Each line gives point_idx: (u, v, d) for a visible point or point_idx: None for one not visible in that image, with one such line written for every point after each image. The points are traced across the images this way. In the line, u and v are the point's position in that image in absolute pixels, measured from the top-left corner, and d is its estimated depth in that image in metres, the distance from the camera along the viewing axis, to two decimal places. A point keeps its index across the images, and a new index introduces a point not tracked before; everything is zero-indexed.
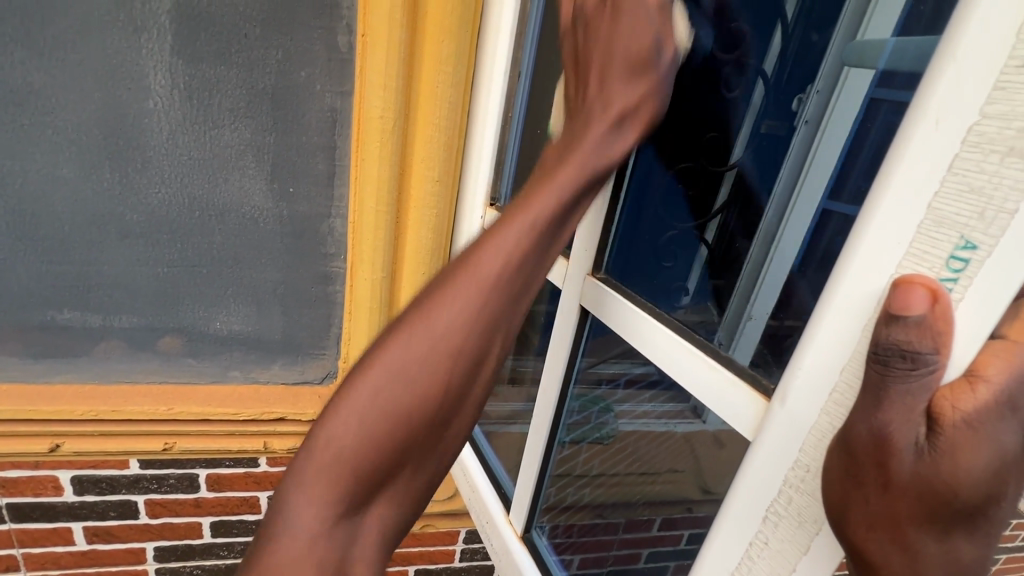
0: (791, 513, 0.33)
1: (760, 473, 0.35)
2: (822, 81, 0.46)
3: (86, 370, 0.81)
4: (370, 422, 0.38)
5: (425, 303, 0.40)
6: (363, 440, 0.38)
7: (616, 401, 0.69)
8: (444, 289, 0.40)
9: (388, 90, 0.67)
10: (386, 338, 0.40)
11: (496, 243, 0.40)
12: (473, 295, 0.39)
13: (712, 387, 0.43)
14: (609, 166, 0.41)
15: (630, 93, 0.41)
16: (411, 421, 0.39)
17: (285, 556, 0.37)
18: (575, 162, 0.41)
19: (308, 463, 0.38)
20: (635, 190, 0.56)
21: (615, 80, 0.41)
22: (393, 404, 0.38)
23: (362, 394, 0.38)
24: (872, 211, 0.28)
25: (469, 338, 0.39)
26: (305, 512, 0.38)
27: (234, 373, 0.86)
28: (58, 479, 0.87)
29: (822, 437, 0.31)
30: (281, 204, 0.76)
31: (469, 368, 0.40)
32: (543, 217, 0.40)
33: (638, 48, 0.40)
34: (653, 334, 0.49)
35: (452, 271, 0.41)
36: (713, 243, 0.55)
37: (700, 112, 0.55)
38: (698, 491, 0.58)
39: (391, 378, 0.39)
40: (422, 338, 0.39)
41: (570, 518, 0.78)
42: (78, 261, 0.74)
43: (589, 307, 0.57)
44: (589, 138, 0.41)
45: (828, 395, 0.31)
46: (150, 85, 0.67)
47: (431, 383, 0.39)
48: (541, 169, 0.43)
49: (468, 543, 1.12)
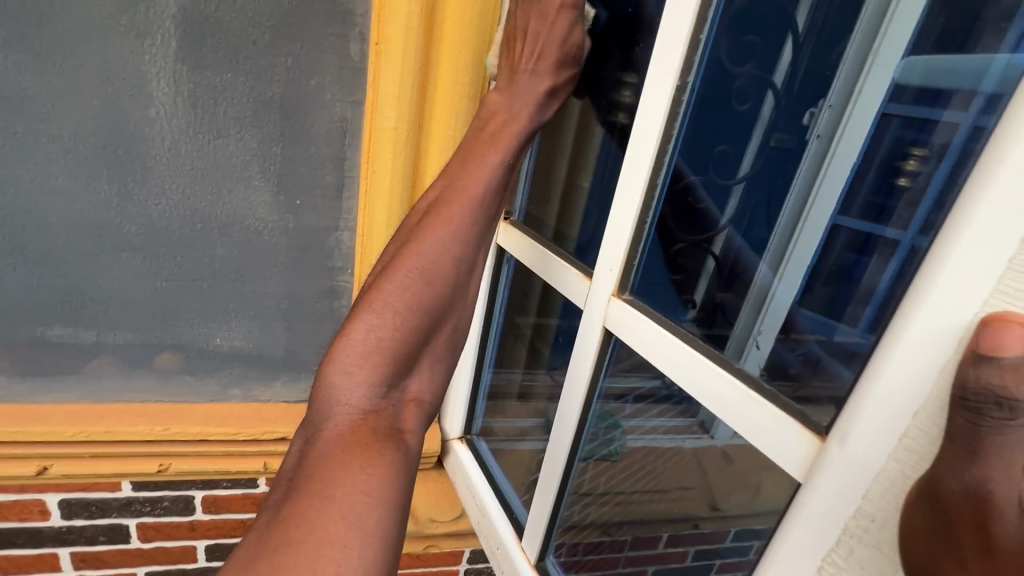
0: (852, 566, 0.31)
1: (816, 521, 0.32)
2: (834, 97, 0.51)
3: (77, 389, 0.78)
4: (406, 307, 0.48)
5: (415, 232, 0.51)
6: (382, 335, 0.48)
7: (624, 417, 0.64)
8: (433, 215, 0.52)
9: (402, 100, 0.65)
10: (388, 263, 0.51)
11: (471, 176, 0.53)
12: (456, 223, 0.51)
13: (753, 420, 0.39)
14: (536, 124, 0.56)
15: (555, 73, 0.54)
16: (424, 321, 0.49)
17: (337, 429, 0.45)
18: (520, 117, 0.54)
19: (344, 359, 0.47)
20: (664, 208, 0.52)
21: (547, 56, 0.54)
22: (421, 294, 0.49)
23: (396, 285, 0.49)
24: (951, 241, 0.26)
25: (460, 251, 0.51)
26: (350, 392, 0.46)
27: (235, 391, 0.83)
28: (45, 502, 0.83)
29: (891, 485, 0.29)
30: (287, 216, 0.73)
31: (459, 280, 0.51)
32: (505, 159, 0.53)
33: (565, 38, 0.53)
34: (681, 360, 0.46)
35: (436, 210, 0.52)
36: (720, 255, 0.57)
37: (716, 125, 0.52)
38: (707, 507, 0.64)
39: (397, 288, 0.49)
40: (439, 240, 0.50)
41: (575, 536, 0.74)
42: (73, 275, 0.71)
43: (612, 328, 0.54)
44: (518, 96, 0.55)
45: (897, 441, 0.28)
46: (152, 93, 0.64)
47: (446, 275, 0.50)
48: (488, 122, 0.55)
49: (472, 564, 1.09)
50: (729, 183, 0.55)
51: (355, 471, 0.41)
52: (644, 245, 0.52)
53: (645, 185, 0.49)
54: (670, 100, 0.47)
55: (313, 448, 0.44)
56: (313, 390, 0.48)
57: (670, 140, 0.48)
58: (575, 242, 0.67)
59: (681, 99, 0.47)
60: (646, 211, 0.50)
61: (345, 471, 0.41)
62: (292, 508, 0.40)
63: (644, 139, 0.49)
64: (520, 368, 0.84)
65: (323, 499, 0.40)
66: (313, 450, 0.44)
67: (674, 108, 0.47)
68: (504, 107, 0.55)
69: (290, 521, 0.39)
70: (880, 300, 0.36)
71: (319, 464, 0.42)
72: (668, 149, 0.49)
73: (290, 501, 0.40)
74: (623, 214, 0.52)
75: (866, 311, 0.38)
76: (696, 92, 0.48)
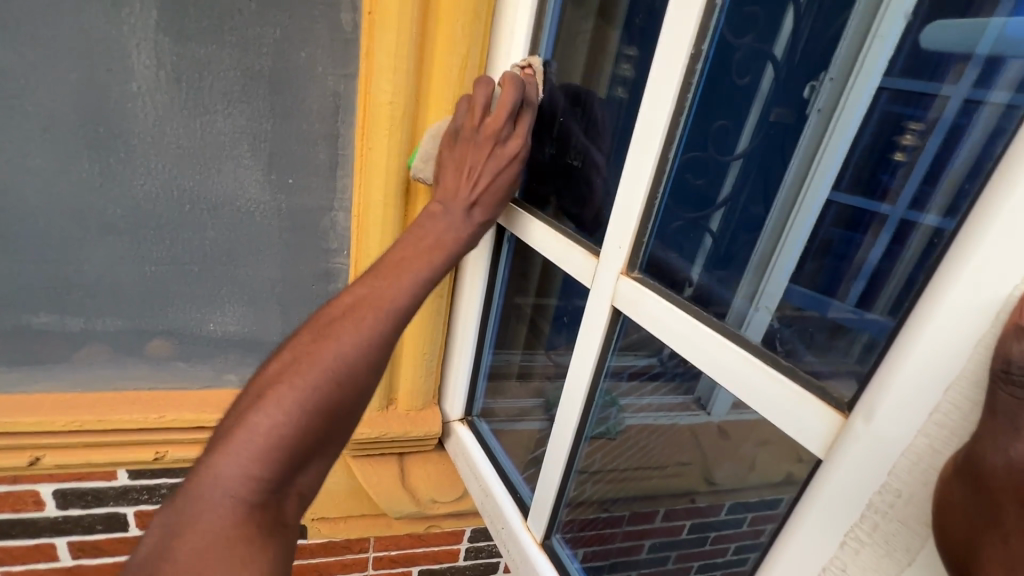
0: (875, 541, 0.31)
1: (840, 495, 0.32)
2: (835, 68, 0.47)
3: (67, 377, 0.75)
4: (310, 409, 0.47)
5: (336, 325, 0.51)
6: (283, 434, 0.45)
7: (621, 394, 0.63)
8: (349, 316, 0.51)
9: (398, 74, 0.62)
10: (298, 355, 0.49)
11: (391, 291, 0.54)
12: (375, 329, 0.52)
13: (772, 397, 0.38)
14: (462, 243, 0.60)
15: (491, 205, 0.60)
16: (326, 419, 0.48)
17: (212, 523, 0.40)
18: (453, 239, 0.59)
19: (236, 447, 0.43)
20: (674, 184, 0.50)
21: (489, 192, 0.60)
22: (327, 395, 0.48)
23: (304, 383, 0.47)
24: (991, 215, 0.25)
25: (373, 356, 0.51)
26: (237, 484, 0.42)
27: (230, 377, 0.81)
28: (39, 493, 0.81)
29: (919, 460, 0.28)
30: (280, 196, 0.70)
31: (367, 384, 0.51)
32: (429, 273, 0.57)
33: (506, 179, 0.60)
34: (695, 338, 0.45)
35: (348, 314, 0.51)
36: (717, 233, 0.53)
37: (717, 99, 0.50)
38: (704, 481, 0.67)
39: (309, 386, 0.47)
40: (357, 343, 0.50)
41: (574, 513, 0.74)
42: (57, 260, 0.68)
43: (621, 308, 0.53)
44: (458, 222, 0.59)
45: (929, 416, 0.28)
46: (134, 66, 0.60)
47: (355, 380, 0.50)
48: (421, 237, 0.58)
49: (473, 542, 1.10)
50: (726, 160, 0.52)
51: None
52: (655, 220, 0.51)
53: (656, 161, 0.48)
54: (685, 69, 0.45)
55: (179, 541, 0.40)
56: (193, 470, 0.44)
57: (683, 112, 0.47)
58: (577, 218, 0.64)
59: (694, 68, 0.45)
60: (656, 187, 0.49)
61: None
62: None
63: (655, 111, 0.47)
64: (519, 347, 0.83)
65: None
66: (179, 543, 0.40)
67: (687, 79, 0.45)
68: (438, 228, 0.59)
69: None
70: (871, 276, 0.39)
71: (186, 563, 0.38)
72: (681, 120, 0.47)
73: None
74: (633, 191, 0.50)
75: (854, 286, 0.41)
76: (709, 62, 0.46)
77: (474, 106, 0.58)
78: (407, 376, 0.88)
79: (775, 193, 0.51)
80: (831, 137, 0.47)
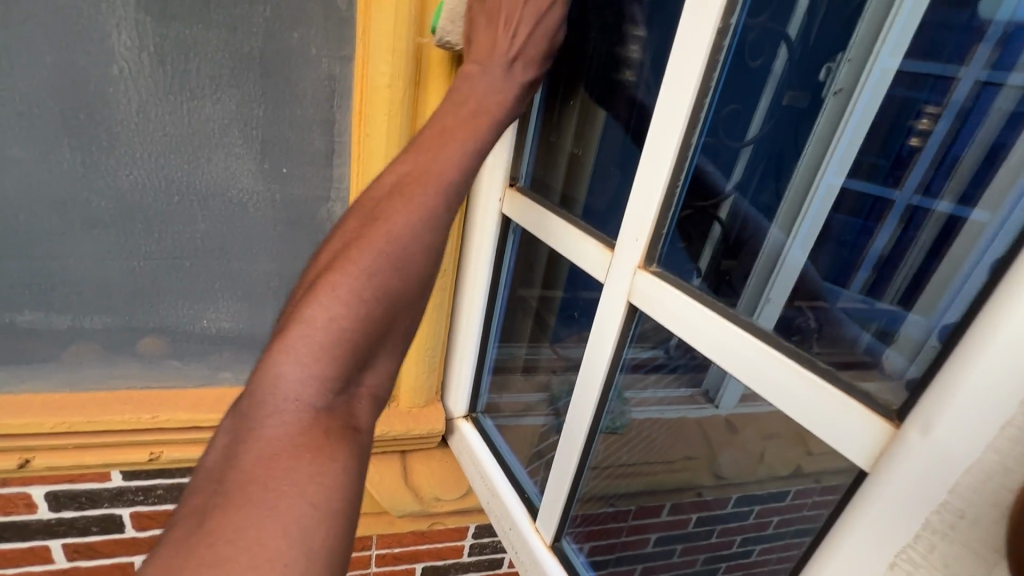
0: (932, 565, 0.28)
1: (893, 512, 0.29)
2: (854, 47, 0.46)
3: (55, 377, 0.72)
4: (367, 296, 0.42)
5: (382, 209, 0.45)
6: (343, 326, 0.41)
7: (630, 387, 0.60)
8: (398, 197, 0.45)
9: (396, 54, 0.58)
10: (349, 242, 0.44)
11: (438, 163, 0.47)
12: (429, 206, 0.45)
13: (810, 402, 0.36)
14: (510, 108, 0.51)
15: (537, 61, 0.51)
16: (388, 309, 0.43)
17: (279, 428, 0.38)
18: (496, 100, 0.50)
19: (293, 346, 0.40)
20: (696, 172, 0.47)
21: (534, 40, 0.51)
22: (385, 285, 0.43)
23: (356, 270, 0.42)
24: None
25: (433, 237, 0.46)
26: (298, 387, 0.39)
27: (225, 375, 0.78)
28: (30, 495, 0.78)
29: (987, 480, 0.25)
30: (273, 185, 0.67)
31: (428, 266, 0.46)
32: (477, 146, 0.48)
33: (550, 31, 0.51)
34: (722, 335, 0.41)
35: (398, 190, 0.46)
36: (725, 221, 0.51)
37: (730, 84, 0.45)
38: (710, 478, 0.76)
39: (362, 272, 0.42)
40: (410, 221, 0.44)
41: (585, 508, 0.70)
42: (40, 255, 0.65)
43: (638, 303, 0.49)
44: (500, 78, 0.50)
45: (1001, 429, 0.25)
46: (115, 47, 0.57)
47: (414, 266, 0.45)
48: (460, 102, 0.50)
49: (477, 539, 1.08)
50: (737, 147, 0.49)
51: (303, 477, 0.35)
52: (675, 211, 0.47)
53: (678, 146, 0.44)
54: (710, 46, 0.41)
55: (248, 445, 0.37)
56: (252, 376, 0.41)
57: (708, 94, 0.43)
58: (587, 207, 0.61)
59: (721, 44, 0.41)
60: (677, 176, 0.45)
61: (291, 478, 0.35)
62: (217, 526, 0.33)
63: (677, 92, 0.43)
64: (526, 342, 0.81)
65: (265, 508, 0.34)
66: (245, 451, 0.37)
67: (714, 56, 0.41)
68: (481, 87, 0.50)
69: (221, 536, 0.33)
70: (878, 263, 0.45)
71: (255, 468, 0.36)
72: (705, 103, 0.43)
73: (217, 511, 0.34)
74: (652, 180, 0.46)
75: (860, 273, 0.46)
76: (736, 38, 0.42)
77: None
78: (408, 371, 0.85)
79: (785, 175, 0.50)
80: (850, 119, 0.47)
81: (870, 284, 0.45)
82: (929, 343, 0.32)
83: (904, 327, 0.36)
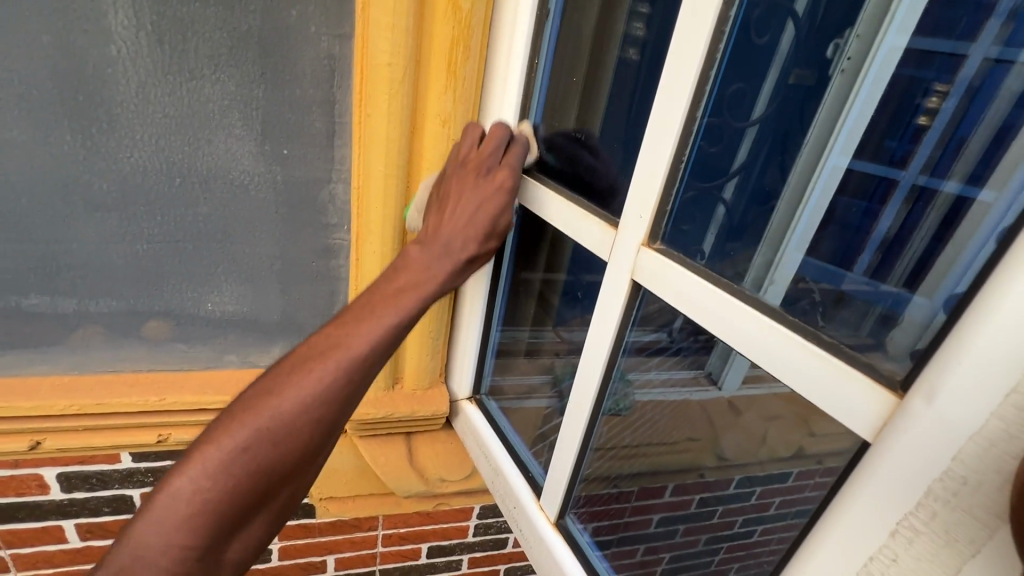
0: (932, 531, 0.28)
1: (893, 482, 0.30)
2: (862, 25, 0.46)
3: (63, 360, 0.73)
4: (242, 470, 0.46)
5: (283, 380, 0.48)
6: (211, 495, 0.45)
7: (633, 371, 0.61)
8: (290, 368, 0.49)
9: (396, 31, 0.58)
10: (237, 412, 0.48)
11: (353, 337, 0.50)
12: (321, 381, 0.48)
13: (811, 378, 0.36)
14: (443, 286, 0.57)
15: (474, 242, 0.57)
16: (263, 480, 0.47)
17: None
18: (420, 280, 0.55)
19: (157, 516, 0.44)
20: (703, 148, 0.46)
21: (476, 223, 0.57)
22: (260, 460, 0.46)
23: (235, 443, 0.46)
24: None
25: (321, 412, 0.49)
26: (156, 554, 0.43)
27: (231, 357, 0.78)
28: (42, 477, 0.80)
29: (991, 446, 0.25)
30: (274, 168, 0.67)
31: (317, 442, 0.49)
32: (399, 321, 0.53)
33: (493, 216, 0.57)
34: (726, 312, 0.41)
35: (292, 365, 0.49)
36: (731, 202, 0.49)
37: (733, 60, 0.43)
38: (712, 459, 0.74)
39: (237, 447, 0.46)
40: (296, 398, 0.48)
41: (588, 489, 0.70)
42: (44, 238, 0.65)
43: (642, 280, 0.49)
44: (437, 256, 0.56)
45: (1005, 395, 0.25)
46: (111, 26, 0.56)
47: (297, 439, 0.48)
48: (393, 277, 0.55)
49: (482, 519, 1.09)
50: (743, 125, 0.48)
51: None
52: (679, 188, 0.46)
53: (683, 121, 0.43)
54: (717, 14, 0.40)
55: None
56: (120, 538, 0.45)
57: (714, 63, 0.42)
58: None
59: (728, 13, 0.40)
60: (683, 151, 0.45)
61: None
62: None
63: (683, 64, 0.42)
64: (529, 324, 0.81)
65: None
66: None
67: (720, 26, 0.40)
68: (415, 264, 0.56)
69: None
70: (884, 244, 0.43)
71: None
72: (711, 73, 0.42)
73: None
74: (659, 154, 0.46)
75: (865, 255, 0.44)
76: (743, 7, 0.41)
77: (461, 150, 0.60)
78: (411, 355, 0.85)
79: (792, 150, 0.49)
80: (856, 100, 0.47)
81: (874, 265, 0.43)
82: (932, 323, 0.32)
83: (906, 309, 0.35)
